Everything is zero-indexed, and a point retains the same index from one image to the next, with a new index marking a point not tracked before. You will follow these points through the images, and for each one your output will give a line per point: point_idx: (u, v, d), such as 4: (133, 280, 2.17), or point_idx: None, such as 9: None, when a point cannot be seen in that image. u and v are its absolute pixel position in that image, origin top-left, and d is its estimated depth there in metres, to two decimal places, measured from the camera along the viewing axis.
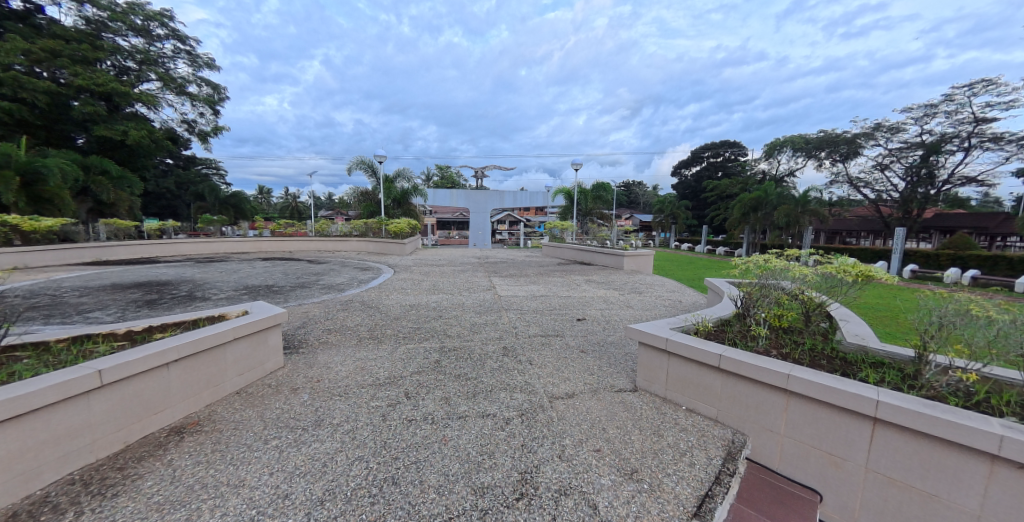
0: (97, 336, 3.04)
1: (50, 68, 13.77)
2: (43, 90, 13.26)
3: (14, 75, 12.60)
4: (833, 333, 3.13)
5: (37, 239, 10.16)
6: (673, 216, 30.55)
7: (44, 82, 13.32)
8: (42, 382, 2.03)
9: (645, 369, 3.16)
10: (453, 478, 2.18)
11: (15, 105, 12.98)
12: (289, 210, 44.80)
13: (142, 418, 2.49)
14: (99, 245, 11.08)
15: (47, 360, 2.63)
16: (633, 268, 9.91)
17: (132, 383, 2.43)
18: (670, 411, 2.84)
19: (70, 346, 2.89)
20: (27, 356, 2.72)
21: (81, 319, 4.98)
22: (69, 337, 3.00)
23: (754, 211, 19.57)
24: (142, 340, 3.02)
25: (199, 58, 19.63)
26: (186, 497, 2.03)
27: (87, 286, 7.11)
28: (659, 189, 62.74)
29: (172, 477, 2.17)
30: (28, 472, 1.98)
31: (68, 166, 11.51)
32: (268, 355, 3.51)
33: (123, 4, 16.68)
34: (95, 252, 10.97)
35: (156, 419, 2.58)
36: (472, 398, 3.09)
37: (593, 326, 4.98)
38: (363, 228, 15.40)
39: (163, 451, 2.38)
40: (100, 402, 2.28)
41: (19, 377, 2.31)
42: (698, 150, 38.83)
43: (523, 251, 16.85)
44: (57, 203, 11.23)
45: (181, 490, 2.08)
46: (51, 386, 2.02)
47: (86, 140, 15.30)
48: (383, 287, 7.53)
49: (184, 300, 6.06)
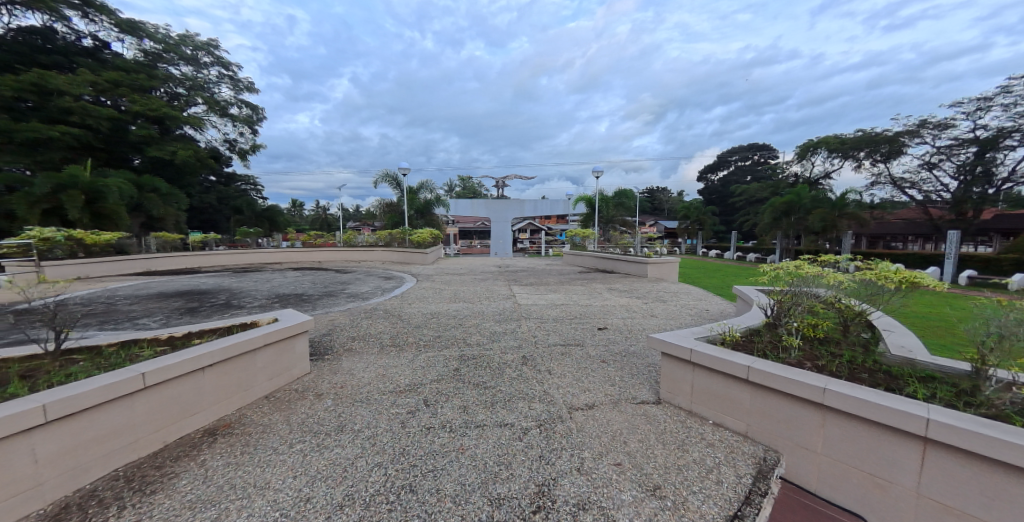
0: (144, 342, 3.21)
1: (112, 97, 14.80)
2: (107, 116, 14.21)
3: (82, 104, 13.54)
4: (876, 344, 2.91)
5: (96, 251, 10.84)
6: (699, 222, 29.67)
7: (107, 109, 14.26)
8: (90, 384, 2.14)
9: (668, 381, 3.04)
10: (470, 488, 2.15)
11: (83, 131, 13.92)
12: (319, 222, 46.80)
13: (174, 420, 2.56)
14: (148, 258, 11.80)
15: (99, 362, 2.80)
16: (657, 276, 9.61)
17: (171, 386, 2.54)
18: (695, 425, 2.71)
19: (120, 350, 3.06)
20: (82, 358, 2.90)
21: (130, 326, 5.26)
22: (119, 342, 3.17)
23: (786, 216, 18.69)
24: (182, 345, 3.15)
25: (240, 82, 20.89)
26: (216, 496, 2.08)
27: (137, 296, 7.52)
28: (683, 195, 61.64)
29: (204, 476, 2.23)
30: (79, 467, 2.10)
31: (125, 186, 12.38)
32: (295, 362, 3.60)
33: (174, 37, 18.23)
34: (145, 264, 11.68)
35: (190, 421, 2.67)
36: (490, 407, 3.05)
37: (614, 335, 4.86)
38: (387, 238, 15.81)
39: (197, 451, 2.47)
40: (142, 403, 2.38)
41: (70, 378, 2.47)
42: (724, 154, 37.93)
43: (543, 259, 16.68)
44: (115, 219, 12.01)
45: (211, 489, 2.13)
46: (99, 388, 2.13)
47: (142, 161, 16.41)
48: (406, 295, 7.63)
49: (221, 308, 6.34)
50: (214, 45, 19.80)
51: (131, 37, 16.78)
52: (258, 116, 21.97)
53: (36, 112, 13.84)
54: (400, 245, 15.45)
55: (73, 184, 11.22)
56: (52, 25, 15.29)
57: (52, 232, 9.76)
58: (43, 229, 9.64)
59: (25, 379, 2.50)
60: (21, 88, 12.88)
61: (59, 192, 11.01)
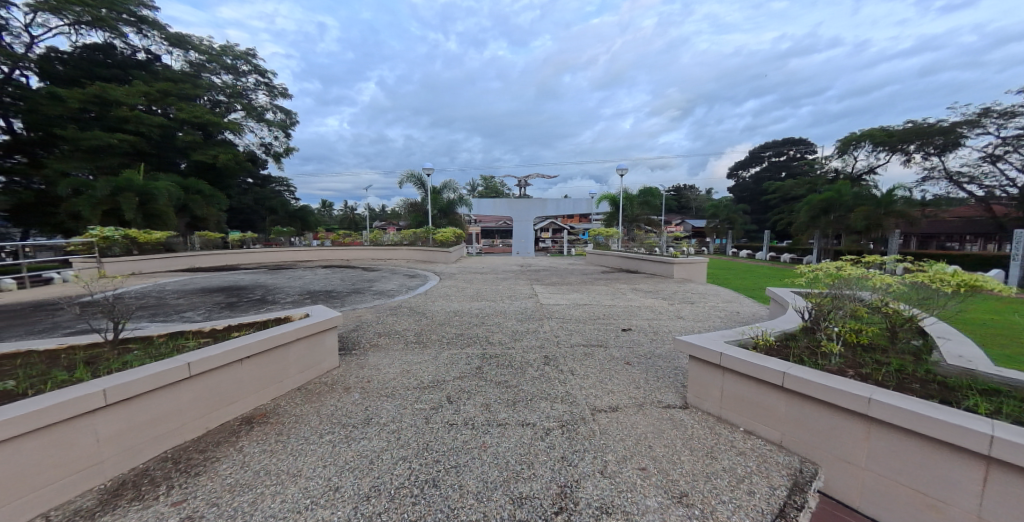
0: (189, 333, 3.37)
1: (162, 105, 15.69)
2: (157, 124, 15.03)
3: (136, 113, 14.40)
4: (929, 353, 2.69)
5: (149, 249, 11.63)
6: (729, 221, 28.66)
7: (157, 118, 15.09)
8: (140, 372, 2.26)
9: (696, 385, 2.92)
10: (491, 485, 2.13)
11: (137, 139, 14.80)
12: (346, 222, 48.11)
13: (214, 408, 2.67)
14: (192, 255, 12.47)
15: (150, 351, 2.96)
16: (684, 277, 9.33)
17: (212, 375, 2.64)
18: (724, 432, 2.59)
19: (168, 340, 3.23)
20: (136, 346, 3.08)
21: (177, 318, 5.55)
22: (167, 333, 3.34)
23: (824, 214, 17.72)
24: (221, 337, 3.29)
25: (275, 88, 21.69)
26: (253, 481, 2.15)
27: (182, 290, 7.95)
28: (711, 193, 59.77)
29: (242, 461, 2.31)
30: (132, 448, 2.23)
31: (173, 188, 13.12)
32: (325, 356, 3.68)
33: (217, 47, 19.05)
34: (188, 261, 12.31)
35: (229, 409, 2.77)
36: (512, 406, 3.02)
37: (638, 336, 4.74)
38: (412, 237, 16.07)
39: (236, 438, 2.56)
40: (186, 391, 2.49)
41: (119, 365, 2.62)
42: (757, 150, 36.51)
43: (565, 259, 16.53)
44: (164, 219, 12.67)
45: (248, 474, 2.21)
46: (148, 376, 2.24)
47: (187, 165, 17.28)
48: (429, 293, 7.71)
49: (257, 303, 6.60)
50: (252, 54, 20.60)
51: (178, 49, 17.79)
52: (292, 121, 22.72)
53: (98, 121, 14.83)
54: (424, 244, 15.67)
55: (128, 186, 12.01)
56: (111, 41, 16.38)
57: (112, 231, 10.07)
58: (103, 229, 9.96)
59: (87, 365, 2.68)
60: (85, 100, 13.87)
61: (117, 194, 11.85)
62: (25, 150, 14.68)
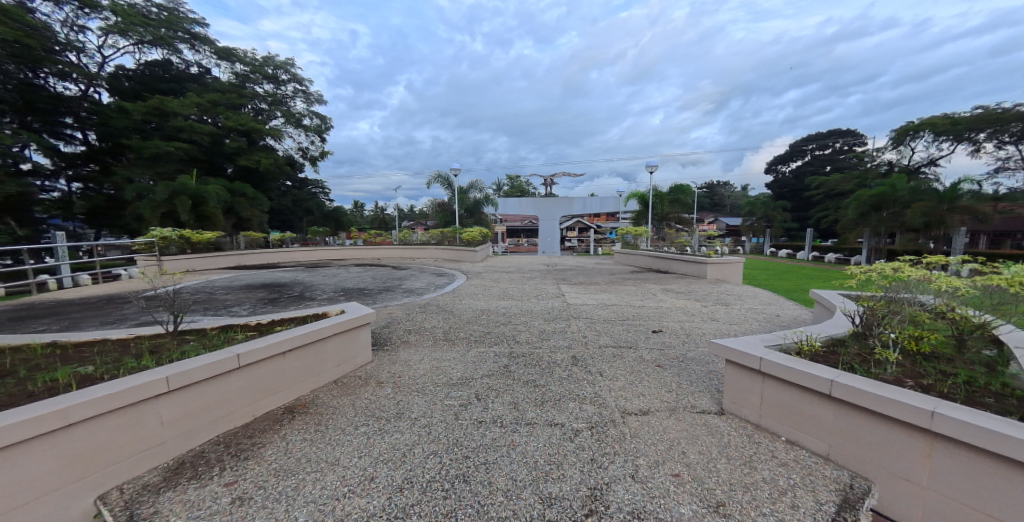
0: (238, 327, 3.54)
1: (211, 115, 16.70)
2: (207, 132, 16.00)
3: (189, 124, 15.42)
4: (1005, 363, 2.43)
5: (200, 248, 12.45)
6: (767, 218, 27.38)
7: (207, 127, 16.06)
8: (195, 362, 2.39)
9: (733, 390, 2.78)
10: (521, 483, 2.11)
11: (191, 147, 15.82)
12: (376, 222, 49.46)
13: (260, 397, 2.80)
14: (240, 253, 13.16)
15: (205, 341, 3.13)
16: (718, 277, 8.98)
17: (260, 366, 2.77)
18: (764, 441, 2.44)
19: (220, 332, 3.40)
20: (191, 337, 3.26)
21: (225, 313, 5.88)
22: (219, 326, 3.51)
23: (875, 211, 16.56)
24: (264, 331, 3.44)
25: (311, 95, 22.56)
26: (297, 467, 2.25)
27: (229, 286, 8.41)
28: (746, 189, 57.36)
29: (286, 449, 2.42)
30: (189, 432, 2.37)
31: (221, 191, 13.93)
32: (359, 350, 3.77)
33: (259, 59, 20.02)
34: (235, 259, 13.02)
35: (274, 399, 2.90)
36: (541, 406, 2.98)
37: (669, 338, 4.58)
38: (439, 237, 16.33)
39: (280, 426, 2.68)
40: (236, 380, 2.62)
41: (171, 355, 2.78)
42: (798, 143, 34.72)
43: (592, 258, 16.29)
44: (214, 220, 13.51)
45: (292, 461, 2.31)
46: (202, 365, 2.37)
47: (234, 170, 18.18)
48: (456, 292, 7.78)
49: (297, 300, 6.88)
50: (291, 63, 21.51)
51: (225, 62, 18.85)
52: (327, 126, 23.54)
53: (157, 131, 15.93)
54: (451, 243, 15.88)
55: (182, 190, 12.87)
56: (169, 58, 17.56)
57: (169, 231, 10.91)
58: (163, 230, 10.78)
59: (154, 353, 2.87)
60: (146, 113, 15.01)
61: (174, 197, 12.77)
62: (98, 159, 15.97)
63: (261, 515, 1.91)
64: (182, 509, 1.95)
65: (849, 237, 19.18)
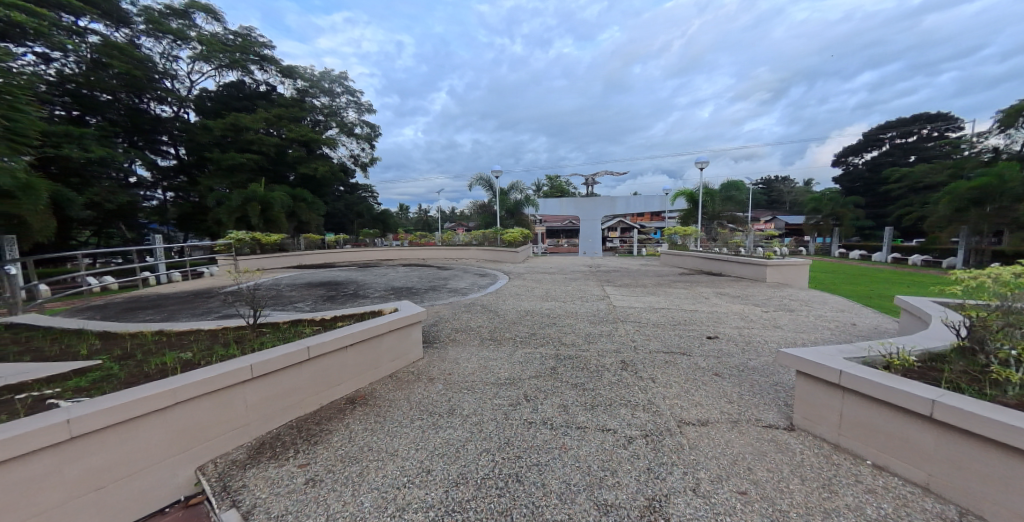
0: (306, 322, 3.80)
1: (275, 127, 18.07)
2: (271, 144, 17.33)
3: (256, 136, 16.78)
4: None
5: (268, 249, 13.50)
6: (835, 216, 25.14)
7: (272, 139, 17.39)
8: (272, 353, 2.60)
9: (806, 406, 2.59)
10: (576, 488, 2.09)
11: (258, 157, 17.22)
12: (420, 223, 51.11)
13: (325, 388, 2.99)
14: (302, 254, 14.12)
15: (278, 334, 3.40)
16: (778, 281, 8.41)
17: (325, 358, 2.95)
18: (844, 463, 2.25)
19: (291, 326, 3.67)
20: (267, 329, 3.56)
21: (290, 308, 6.34)
22: (290, 320, 3.80)
23: (976, 207, 14.84)
24: (328, 327, 3.66)
25: (362, 105, 23.76)
26: (360, 455, 2.38)
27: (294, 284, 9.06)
28: (808, 185, 53.08)
29: (350, 437, 2.57)
30: (267, 416, 2.58)
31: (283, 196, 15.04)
32: (411, 347, 3.91)
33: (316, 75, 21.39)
34: (298, 260, 13.98)
35: (337, 390, 3.09)
36: (592, 410, 2.94)
37: (726, 345, 4.35)
38: (481, 238, 16.58)
39: (343, 416, 2.84)
40: (306, 371, 2.82)
41: (250, 346, 3.05)
42: (875, 130, 31.45)
43: (637, 259, 15.80)
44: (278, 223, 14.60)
45: (355, 448, 2.45)
46: (278, 356, 2.57)
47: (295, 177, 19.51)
48: (500, 292, 7.86)
49: (352, 297, 7.29)
50: (344, 77, 22.78)
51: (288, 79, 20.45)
52: (376, 133, 24.68)
53: (232, 144, 17.48)
54: (492, 244, 16.08)
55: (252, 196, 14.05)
56: (243, 78, 19.24)
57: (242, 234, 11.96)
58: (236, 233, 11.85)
59: (236, 343, 3.16)
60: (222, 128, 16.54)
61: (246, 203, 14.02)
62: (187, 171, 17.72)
63: (332, 496, 2.04)
64: (264, 485, 2.13)
65: (938, 235, 17.11)
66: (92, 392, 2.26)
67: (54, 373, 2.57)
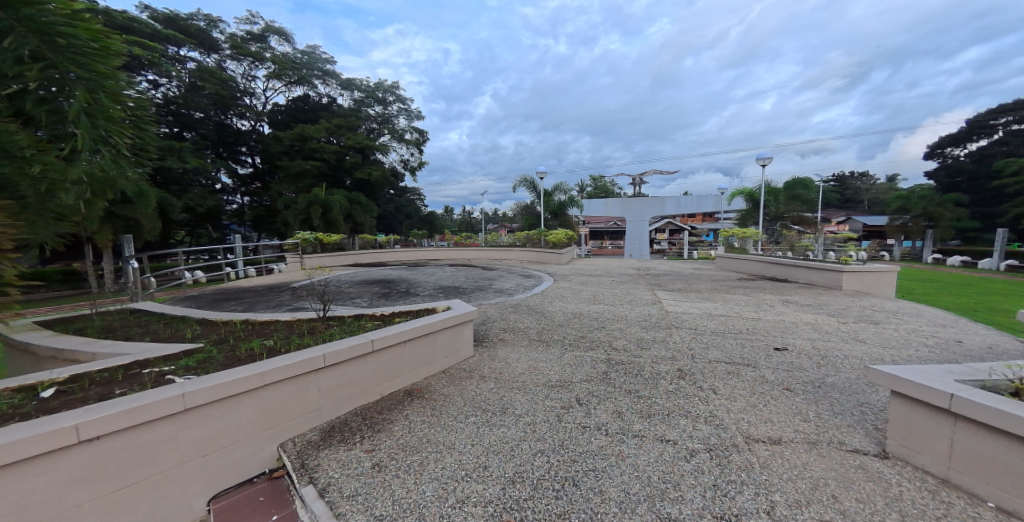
0: (367, 317, 4.00)
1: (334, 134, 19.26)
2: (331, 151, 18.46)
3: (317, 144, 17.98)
4: None
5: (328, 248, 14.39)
6: (929, 216, 22.50)
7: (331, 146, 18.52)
8: (341, 344, 2.75)
9: (905, 431, 2.31)
10: (635, 498, 2.01)
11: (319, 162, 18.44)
12: (465, 224, 52.16)
13: (386, 379, 3.11)
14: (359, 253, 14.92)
15: (343, 328, 3.61)
16: (856, 289, 7.64)
17: (386, 351, 3.08)
18: (955, 500, 1.98)
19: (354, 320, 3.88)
20: (333, 322, 3.79)
21: (349, 303, 6.71)
22: (353, 315, 4.02)
23: None
24: (387, 323, 3.82)
25: (412, 112, 24.64)
26: (420, 445, 2.45)
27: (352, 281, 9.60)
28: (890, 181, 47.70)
29: (409, 427, 2.66)
30: (335, 402, 2.73)
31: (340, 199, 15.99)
32: (463, 344, 3.98)
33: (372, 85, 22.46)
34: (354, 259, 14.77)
35: (396, 382, 3.21)
36: (648, 418, 2.82)
37: (796, 358, 4.01)
38: (525, 239, 16.58)
39: (402, 406, 2.95)
40: (369, 363, 2.95)
41: (319, 337, 3.25)
42: (984, 117, 27.48)
43: (689, 262, 15.06)
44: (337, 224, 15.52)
45: (416, 439, 2.53)
46: (346, 347, 2.72)
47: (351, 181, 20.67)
48: (547, 294, 7.81)
49: (403, 295, 7.58)
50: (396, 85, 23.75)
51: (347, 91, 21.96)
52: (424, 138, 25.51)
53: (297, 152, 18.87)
54: (536, 245, 16.05)
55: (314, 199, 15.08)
56: (308, 92, 20.69)
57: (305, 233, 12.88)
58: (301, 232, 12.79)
59: (307, 334, 3.39)
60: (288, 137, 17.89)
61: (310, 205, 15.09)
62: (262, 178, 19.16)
63: (396, 482, 2.12)
64: (336, 466, 2.25)
65: None
66: (197, 371, 2.52)
67: (163, 353, 2.89)
